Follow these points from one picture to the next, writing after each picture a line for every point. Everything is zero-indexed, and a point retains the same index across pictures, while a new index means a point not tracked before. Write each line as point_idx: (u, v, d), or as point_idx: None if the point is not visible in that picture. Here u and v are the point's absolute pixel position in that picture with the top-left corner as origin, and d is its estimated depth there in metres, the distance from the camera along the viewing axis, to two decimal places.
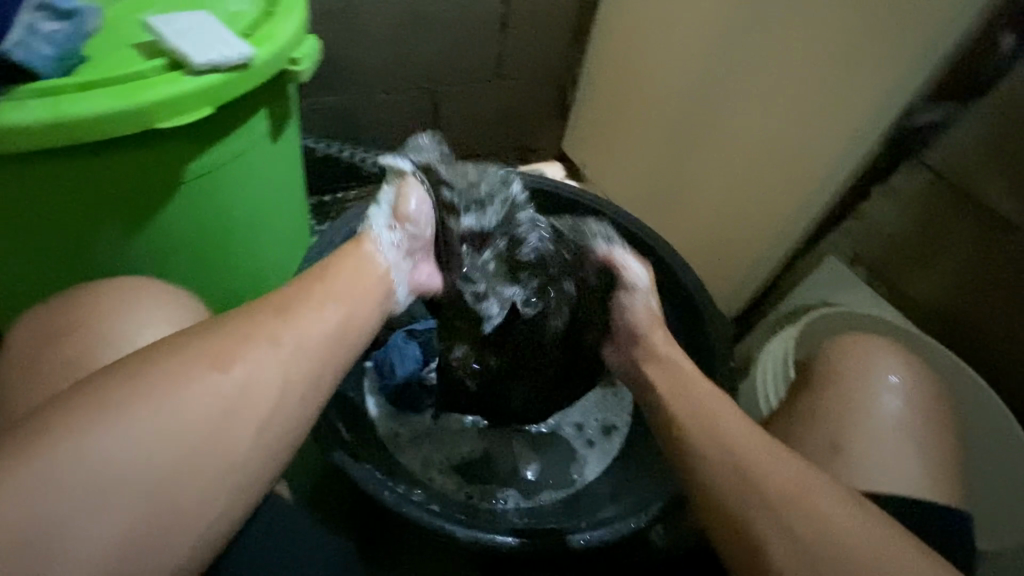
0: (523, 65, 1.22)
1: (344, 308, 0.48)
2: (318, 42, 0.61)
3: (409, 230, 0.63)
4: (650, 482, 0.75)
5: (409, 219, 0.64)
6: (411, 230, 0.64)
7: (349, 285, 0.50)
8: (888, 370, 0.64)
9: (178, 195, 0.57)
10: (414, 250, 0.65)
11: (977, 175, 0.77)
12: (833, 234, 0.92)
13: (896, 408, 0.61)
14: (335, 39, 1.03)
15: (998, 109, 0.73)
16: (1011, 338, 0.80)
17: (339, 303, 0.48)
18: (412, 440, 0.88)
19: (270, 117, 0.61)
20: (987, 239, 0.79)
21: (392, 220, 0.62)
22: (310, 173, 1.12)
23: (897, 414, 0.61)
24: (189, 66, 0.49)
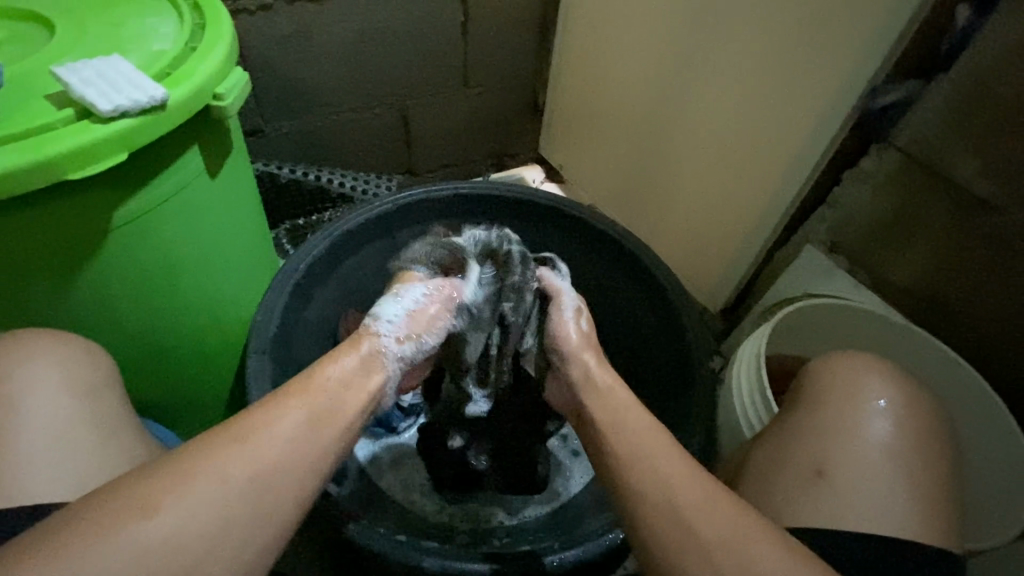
0: (488, 73, 1.19)
1: (303, 413, 0.43)
2: (245, 74, 0.60)
3: (415, 325, 0.56)
4: (603, 511, 0.72)
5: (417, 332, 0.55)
6: (421, 322, 0.56)
7: None
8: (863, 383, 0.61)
9: (111, 243, 0.56)
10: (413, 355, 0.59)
11: (948, 153, 0.74)
12: (809, 221, 0.90)
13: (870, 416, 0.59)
14: (290, 59, 1.01)
15: (960, 86, 0.71)
16: (993, 320, 0.77)
17: (297, 411, 0.43)
18: (395, 462, 0.86)
19: (204, 153, 0.60)
20: (969, 219, 0.75)
21: (405, 329, 0.54)
22: (280, 198, 1.10)
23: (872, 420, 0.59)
24: (97, 114, 0.49)
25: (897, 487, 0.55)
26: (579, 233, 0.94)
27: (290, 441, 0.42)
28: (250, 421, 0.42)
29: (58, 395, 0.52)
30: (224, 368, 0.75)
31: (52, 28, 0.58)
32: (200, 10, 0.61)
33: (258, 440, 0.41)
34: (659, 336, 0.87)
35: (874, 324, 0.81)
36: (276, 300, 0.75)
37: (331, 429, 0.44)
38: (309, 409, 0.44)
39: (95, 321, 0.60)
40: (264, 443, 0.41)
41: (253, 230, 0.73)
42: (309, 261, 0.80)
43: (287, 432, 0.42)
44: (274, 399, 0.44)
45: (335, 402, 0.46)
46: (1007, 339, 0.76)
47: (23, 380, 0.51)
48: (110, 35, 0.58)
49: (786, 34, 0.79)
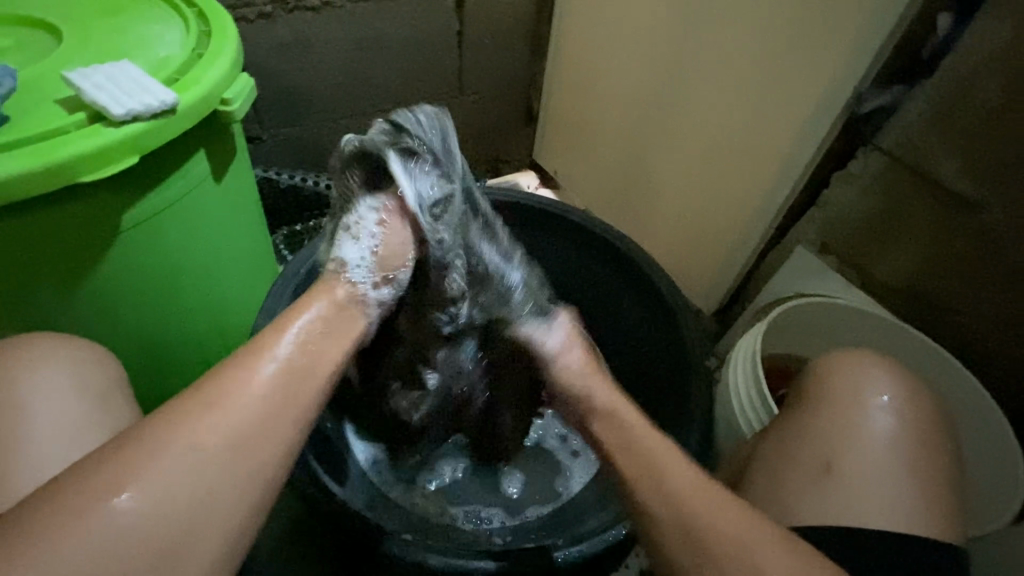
0: (483, 81, 1.21)
1: (272, 366, 0.44)
2: (251, 80, 0.61)
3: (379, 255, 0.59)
4: (606, 509, 0.73)
5: (394, 268, 0.60)
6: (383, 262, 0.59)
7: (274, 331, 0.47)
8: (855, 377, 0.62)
9: (118, 246, 0.57)
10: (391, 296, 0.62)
11: (932, 155, 0.77)
12: (799, 223, 0.93)
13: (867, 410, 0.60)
14: (288, 67, 1.02)
15: (942, 90, 0.73)
16: (979, 315, 0.79)
17: (263, 364, 0.44)
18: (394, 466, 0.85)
19: (210, 157, 0.61)
20: (953, 218, 0.78)
21: (376, 269, 0.58)
22: (277, 204, 1.11)
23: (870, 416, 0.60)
24: (109, 117, 0.50)
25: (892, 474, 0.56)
26: (578, 236, 0.95)
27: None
28: (216, 383, 0.42)
29: (67, 396, 0.52)
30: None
31: (58, 34, 0.59)
32: (205, 17, 0.63)
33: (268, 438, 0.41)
34: (655, 335, 0.89)
35: (866, 322, 0.84)
36: (274, 307, 0.75)
37: (303, 385, 0.45)
38: (275, 361, 0.44)
39: (100, 324, 0.60)
40: (242, 400, 0.41)
41: (256, 233, 0.74)
42: (309, 264, 0.80)
43: (259, 382, 0.43)
44: (235, 359, 0.44)
45: (310, 356, 0.47)
46: (995, 332, 0.79)
47: (32, 385, 0.51)
48: (116, 41, 0.59)
49: (772, 44, 0.82)
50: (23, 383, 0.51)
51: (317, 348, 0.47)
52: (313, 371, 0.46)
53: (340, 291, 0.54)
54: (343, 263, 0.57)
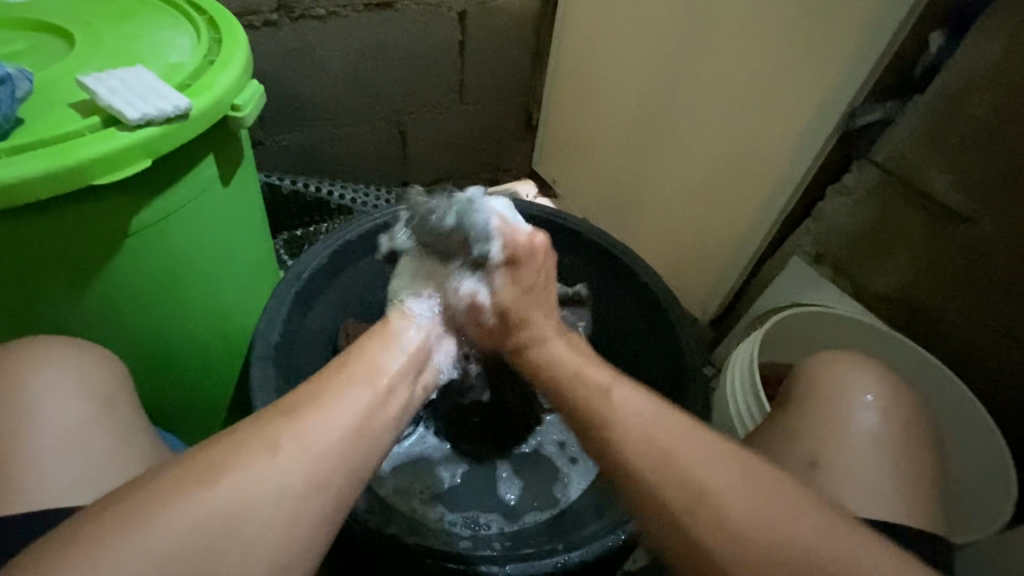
0: (484, 91, 1.22)
1: (367, 398, 0.47)
2: (261, 86, 0.62)
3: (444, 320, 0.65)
4: (606, 514, 0.73)
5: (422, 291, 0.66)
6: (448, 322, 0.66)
7: (311, 395, 0.45)
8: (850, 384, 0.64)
9: (125, 247, 0.57)
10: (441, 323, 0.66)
11: (923, 168, 0.79)
12: (794, 234, 0.94)
13: (864, 418, 0.61)
14: (292, 74, 1.03)
15: (934, 105, 0.75)
16: (971, 325, 0.81)
17: (360, 391, 0.47)
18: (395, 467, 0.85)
19: (219, 162, 0.62)
20: (944, 230, 0.80)
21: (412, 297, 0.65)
22: (278, 209, 1.11)
23: (866, 423, 0.61)
24: (124, 121, 0.51)
25: (888, 480, 0.58)
26: (578, 244, 0.96)
27: (313, 438, 0.43)
28: (316, 393, 0.46)
29: (72, 400, 0.52)
30: (221, 376, 0.75)
31: (70, 39, 0.60)
32: (216, 24, 0.64)
33: (286, 442, 0.42)
34: (654, 343, 0.90)
35: (860, 330, 0.85)
36: (277, 312, 0.75)
37: (382, 416, 0.48)
38: (372, 394, 0.48)
39: (105, 325, 0.61)
40: (337, 416, 0.45)
41: (260, 237, 0.74)
42: (310, 270, 0.80)
43: (355, 406, 0.46)
44: (334, 379, 0.48)
45: (360, 420, 0.46)
46: (987, 341, 0.80)
47: (40, 383, 0.52)
48: (128, 47, 0.60)
49: (768, 60, 0.84)
50: (28, 386, 0.51)
51: (397, 390, 0.51)
52: (393, 406, 0.49)
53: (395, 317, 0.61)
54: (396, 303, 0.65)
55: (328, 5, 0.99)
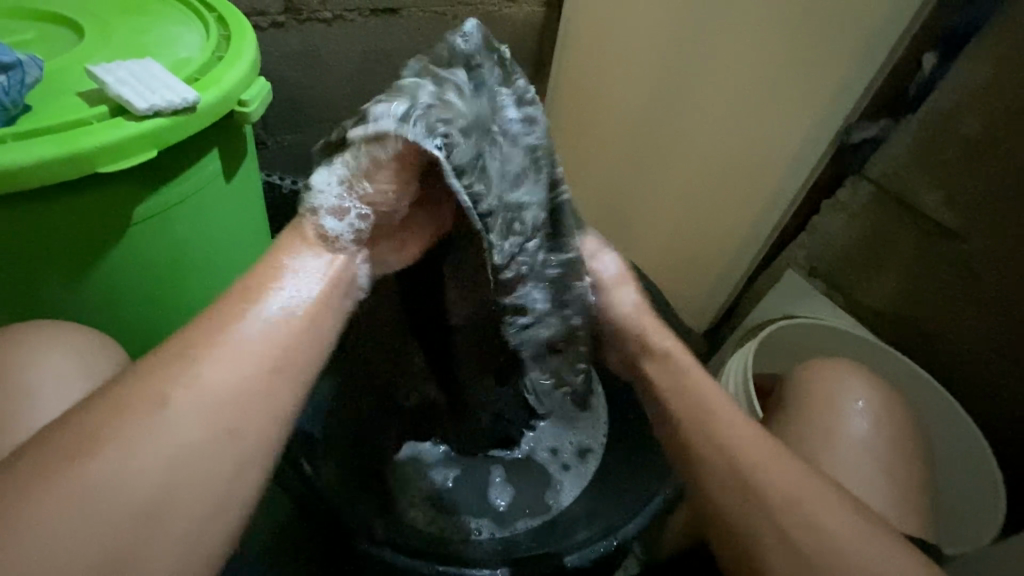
0: None
1: (270, 324, 0.44)
2: (268, 83, 0.63)
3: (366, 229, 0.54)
4: (599, 523, 0.73)
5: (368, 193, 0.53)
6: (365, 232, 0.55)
7: (216, 331, 0.41)
8: (845, 393, 0.64)
9: (127, 238, 0.57)
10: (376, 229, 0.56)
11: (915, 187, 0.80)
12: (789, 247, 0.96)
13: (856, 429, 0.62)
14: (296, 75, 1.04)
15: (927, 124, 0.77)
16: (964, 341, 0.82)
17: (252, 320, 0.43)
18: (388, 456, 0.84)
19: (224, 157, 0.62)
20: (937, 247, 0.81)
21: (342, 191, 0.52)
22: (278, 207, 1.12)
23: (861, 436, 0.61)
24: (132, 111, 0.51)
25: (881, 490, 0.58)
26: None
27: None
28: (200, 336, 0.41)
29: (67, 386, 0.52)
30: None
31: (80, 30, 0.60)
32: (226, 22, 0.64)
33: (180, 397, 0.38)
34: None
35: (852, 343, 0.86)
36: None
37: (293, 354, 0.44)
38: (273, 322, 0.44)
39: (103, 315, 0.61)
40: (234, 359, 0.41)
41: (260, 234, 0.75)
42: None
43: (252, 343, 0.42)
44: (219, 313, 0.43)
45: (279, 358, 0.43)
46: (978, 357, 0.82)
47: (35, 371, 0.51)
48: (137, 40, 0.60)
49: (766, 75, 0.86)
50: (31, 371, 0.51)
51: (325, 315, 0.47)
52: (306, 343, 0.45)
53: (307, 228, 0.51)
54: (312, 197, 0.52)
55: (336, 9, 1.00)
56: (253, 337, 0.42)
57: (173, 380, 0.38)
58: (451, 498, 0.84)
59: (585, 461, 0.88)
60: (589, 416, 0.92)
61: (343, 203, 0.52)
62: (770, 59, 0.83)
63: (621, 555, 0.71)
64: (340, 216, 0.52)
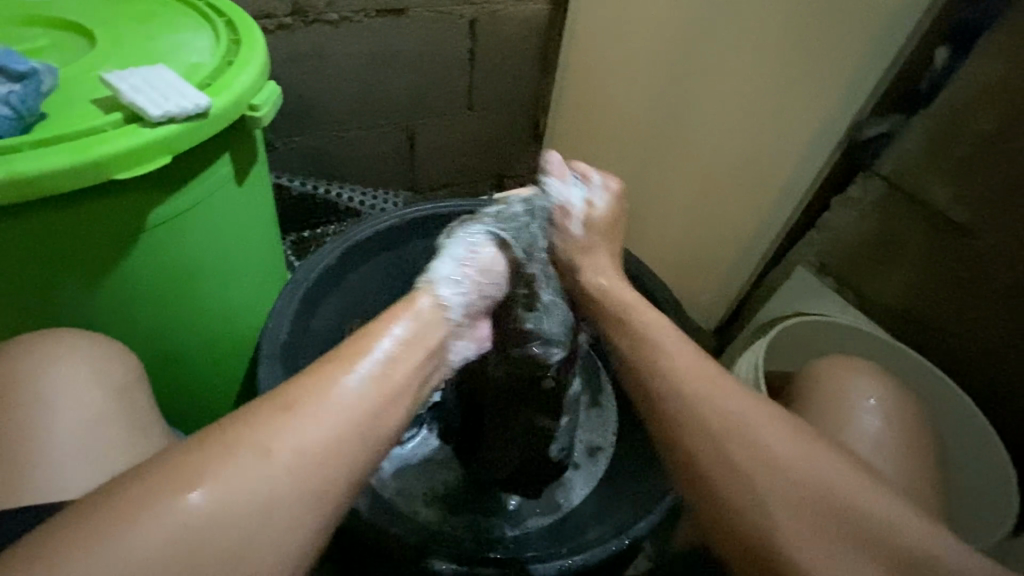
0: (494, 99, 1.22)
1: (370, 393, 0.46)
2: (278, 87, 0.63)
3: (473, 305, 0.65)
4: (610, 521, 0.73)
5: (483, 273, 0.67)
6: (472, 307, 0.65)
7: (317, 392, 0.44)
8: (855, 391, 0.64)
9: (140, 243, 0.58)
10: (479, 308, 0.67)
11: (928, 182, 0.80)
12: (798, 245, 0.96)
13: (868, 428, 0.62)
14: (304, 77, 1.04)
15: (939, 118, 0.77)
16: (977, 337, 0.82)
17: (353, 380, 0.46)
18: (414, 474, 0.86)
19: (235, 160, 0.63)
20: (950, 243, 0.80)
21: (456, 273, 0.64)
22: (287, 210, 1.12)
23: (872, 435, 0.61)
24: (146, 118, 0.52)
25: (893, 491, 0.58)
26: None
27: (337, 437, 0.43)
28: (309, 386, 0.45)
29: (84, 393, 0.53)
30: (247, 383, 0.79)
31: (92, 37, 0.61)
32: (234, 27, 0.65)
33: (281, 445, 0.41)
34: None
35: (865, 341, 0.85)
36: (274, 330, 0.73)
37: (388, 411, 0.47)
38: (375, 385, 0.47)
39: (117, 320, 0.61)
40: (331, 417, 0.43)
41: (271, 238, 0.75)
42: (319, 270, 0.80)
43: (356, 402, 0.45)
44: (331, 365, 0.47)
45: (369, 421, 0.45)
46: (992, 354, 0.81)
47: (51, 378, 0.52)
48: (150, 46, 0.61)
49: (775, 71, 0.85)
50: (46, 377, 0.52)
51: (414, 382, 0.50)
52: (397, 401, 0.48)
53: (422, 299, 0.59)
54: (431, 276, 0.62)
55: (342, 11, 1.01)
56: (352, 397, 0.45)
57: (273, 431, 0.41)
58: (462, 498, 0.84)
59: (595, 460, 0.88)
60: (598, 414, 0.92)
61: (459, 278, 0.63)
62: (777, 57, 0.83)
63: (633, 554, 0.71)
64: (455, 286, 0.62)
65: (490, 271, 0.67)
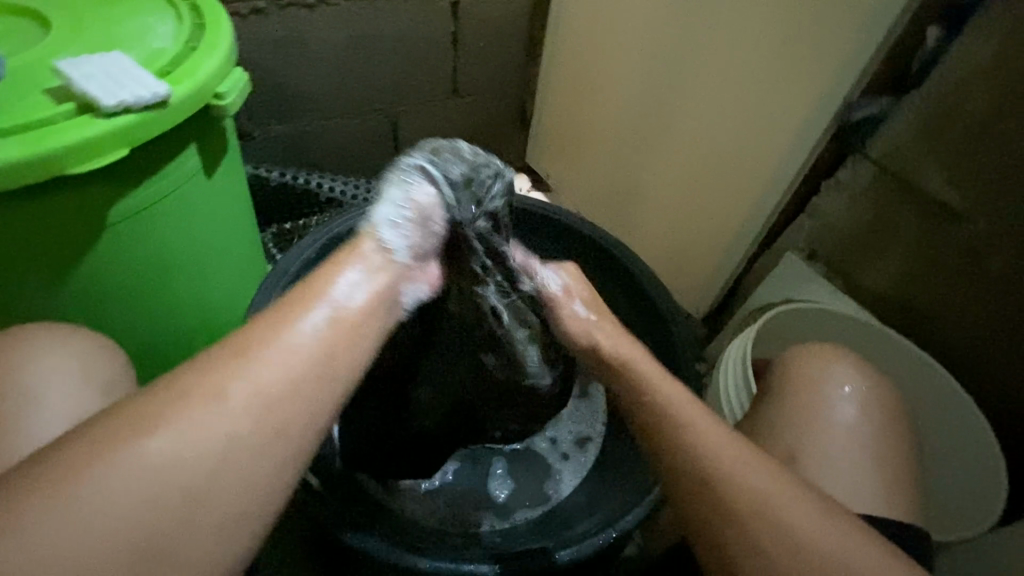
0: (479, 84, 1.18)
1: (327, 335, 0.44)
2: (245, 74, 0.60)
3: (422, 244, 0.58)
4: (598, 514, 0.73)
5: (429, 213, 0.59)
6: (422, 249, 0.58)
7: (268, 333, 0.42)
8: (839, 380, 0.63)
9: (104, 238, 0.55)
10: (429, 248, 0.60)
11: (919, 166, 0.78)
12: (787, 231, 0.94)
13: (852, 420, 0.61)
14: (280, 63, 1.01)
15: (930, 100, 0.75)
16: (966, 323, 0.81)
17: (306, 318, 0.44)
18: None
19: (203, 151, 0.60)
20: (941, 228, 0.79)
21: (395, 212, 0.57)
22: (267, 202, 1.10)
23: (856, 426, 0.60)
24: (100, 108, 0.49)
25: (876, 482, 0.57)
26: (578, 245, 0.93)
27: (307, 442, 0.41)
28: (264, 328, 0.42)
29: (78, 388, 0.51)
30: None
31: (46, 23, 0.58)
32: (200, 10, 0.62)
33: (218, 400, 0.39)
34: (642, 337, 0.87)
35: (854, 329, 0.85)
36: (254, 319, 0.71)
37: (347, 354, 0.44)
38: (330, 328, 0.44)
39: (84, 318, 0.59)
40: (286, 358, 0.41)
41: (247, 230, 0.72)
42: (299, 263, 0.77)
43: (311, 342, 0.43)
44: (279, 311, 0.44)
45: (325, 376, 0.42)
46: (980, 339, 0.80)
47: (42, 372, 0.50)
48: (107, 32, 0.58)
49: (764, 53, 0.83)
50: (34, 375, 0.50)
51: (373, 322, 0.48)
52: (356, 345, 0.45)
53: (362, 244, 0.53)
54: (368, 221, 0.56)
55: None
56: (306, 335, 0.43)
57: (227, 380, 0.39)
58: (451, 489, 0.84)
59: (584, 450, 0.87)
60: (588, 403, 0.90)
61: (400, 219, 0.56)
62: (767, 39, 0.81)
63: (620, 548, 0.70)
64: (397, 228, 0.56)
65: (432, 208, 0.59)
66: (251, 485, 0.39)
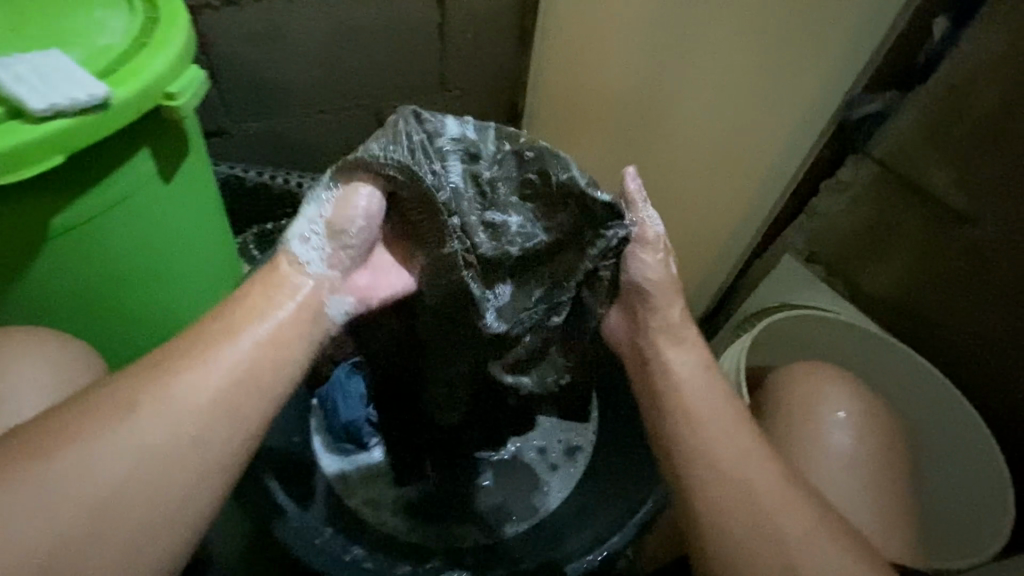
0: (468, 77, 1.14)
1: (253, 351, 0.45)
2: (202, 73, 0.56)
3: (342, 255, 0.54)
4: (585, 533, 0.71)
5: (347, 221, 0.53)
6: (343, 259, 0.54)
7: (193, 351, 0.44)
8: (831, 399, 0.60)
9: (48, 249, 0.52)
10: (356, 257, 0.56)
11: (923, 166, 0.74)
12: (785, 232, 0.90)
13: (843, 443, 0.58)
14: (258, 58, 0.97)
15: (933, 99, 0.71)
16: (971, 331, 0.78)
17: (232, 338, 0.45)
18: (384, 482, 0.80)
19: (157, 155, 0.56)
20: (946, 232, 0.75)
21: (306, 226, 0.53)
22: (248, 201, 1.06)
23: (847, 449, 0.57)
24: (29, 113, 0.45)
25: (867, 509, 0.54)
26: None
27: None
28: (191, 347, 0.44)
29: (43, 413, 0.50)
30: None
31: None
32: (155, 3, 0.57)
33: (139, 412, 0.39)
34: None
35: (856, 334, 0.81)
36: None
37: (271, 373, 0.45)
38: (255, 346, 0.46)
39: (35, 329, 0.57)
40: (206, 374, 0.43)
41: (215, 232, 0.68)
42: None
43: (232, 360, 0.44)
44: (204, 329, 0.46)
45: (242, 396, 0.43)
46: (984, 349, 0.77)
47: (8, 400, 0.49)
48: (51, 27, 0.54)
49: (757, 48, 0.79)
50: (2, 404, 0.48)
51: (297, 341, 0.48)
52: (280, 367, 0.46)
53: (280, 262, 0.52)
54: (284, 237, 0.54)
55: None
56: (237, 353, 0.45)
57: (152, 404, 0.40)
58: (434, 503, 0.79)
59: (574, 459, 0.82)
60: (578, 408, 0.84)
61: (310, 233, 0.53)
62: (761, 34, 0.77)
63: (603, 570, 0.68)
64: (308, 242, 0.53)
65: (354, 214, 0.54)
66: (180, 513, 0.38)
